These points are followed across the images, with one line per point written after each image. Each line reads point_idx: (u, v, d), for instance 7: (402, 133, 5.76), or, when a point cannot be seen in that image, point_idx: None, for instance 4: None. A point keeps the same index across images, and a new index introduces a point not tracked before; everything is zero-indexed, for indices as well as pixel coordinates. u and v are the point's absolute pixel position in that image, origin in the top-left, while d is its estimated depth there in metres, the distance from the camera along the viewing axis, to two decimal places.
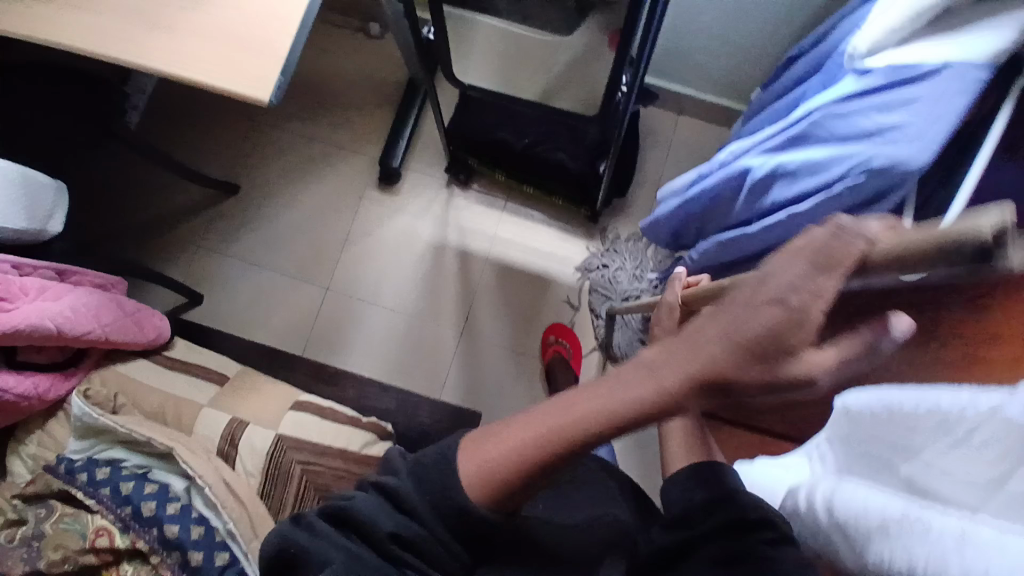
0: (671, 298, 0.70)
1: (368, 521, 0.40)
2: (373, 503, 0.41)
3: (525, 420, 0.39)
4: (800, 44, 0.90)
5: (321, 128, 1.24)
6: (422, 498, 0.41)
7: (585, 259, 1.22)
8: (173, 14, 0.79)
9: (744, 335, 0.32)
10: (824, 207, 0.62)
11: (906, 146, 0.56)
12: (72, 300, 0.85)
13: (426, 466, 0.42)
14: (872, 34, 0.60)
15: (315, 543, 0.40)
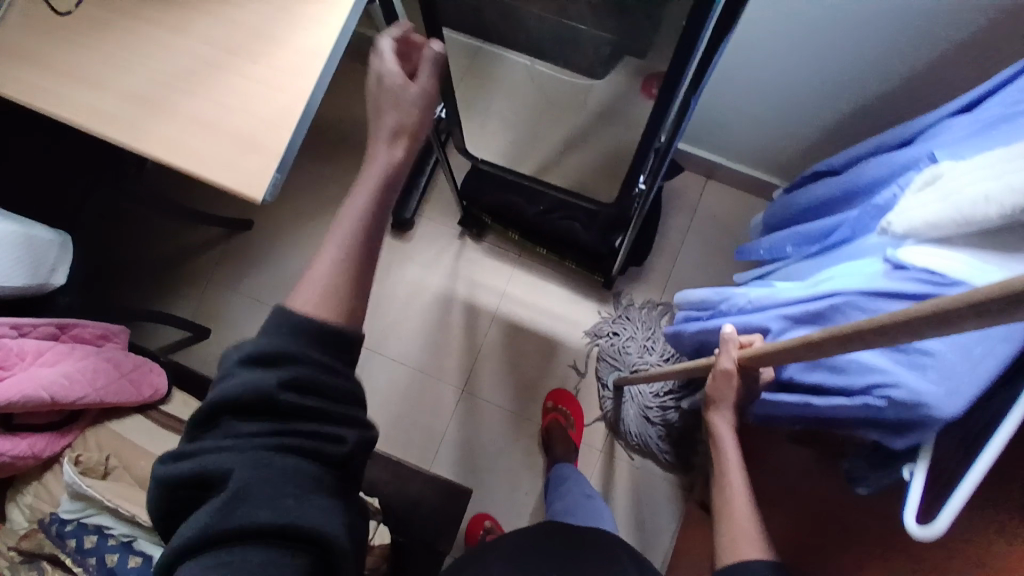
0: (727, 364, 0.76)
1: (251, 394, 0.48)
2: (236, 380, 0.48)
3: (321, 258, 0.55)
4: (845, 160, 0.83)
5: (339, 168, 1.23)
6: (278, 348, 0.49)
7: (595, 324, 1.18)
8: (175, 98, 0.78)
9: (398, 87, 0.61)
10: (849, 413, 0.59)
11: (932, 383, 0.51)
12: (68, 365, 0.87)
13: (267, 336, 0.51)
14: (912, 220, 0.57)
15: (213, 460, 0.47)
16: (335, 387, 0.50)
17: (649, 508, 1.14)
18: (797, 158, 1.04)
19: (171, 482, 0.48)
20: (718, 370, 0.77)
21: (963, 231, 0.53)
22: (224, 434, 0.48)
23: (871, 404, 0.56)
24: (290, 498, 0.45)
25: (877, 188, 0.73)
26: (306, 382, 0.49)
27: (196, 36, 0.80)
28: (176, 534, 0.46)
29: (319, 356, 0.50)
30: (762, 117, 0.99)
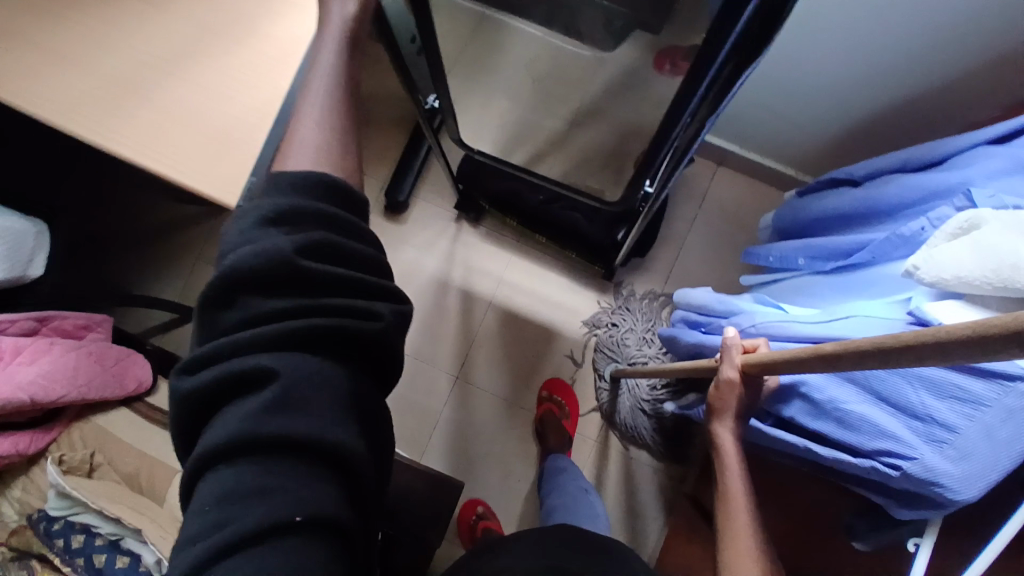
0: (729, 373, 0.68)
1: (265, 256, 0.44)
2: (250, 250, 0.45)
3: (302, 124, 0.57)
4: (868, 171, 0.79)
5: None
6: (290, 209, 0.47)
7: (594, 314, 1.15)
8: (141, 88, 0.70)
9: None
10: (854, 469, 0.56)
11: (953, 465, 0.48)
12: (48, 362, 0.85)
13: (272, 201, 0.48)
14: (939, 271, 0.53)
15: (238, 358, 0.43)
16: (352, 248, 0.49)
17: (644, 499, 1.13)
18: (813, 151, 0.98)
19: (189, 387, 0.43)
20: (721, 379, 0.69)
21: (994, 289, 0.50)
22: (243, 319, 0.45)
23: (879, 469, 0.52)
24: (328, 384, 0.44)
25: (899, 213, 0.69)
26: (324, 248, 0.47)
27: (167, 21, 0.73)
28: (207, 438, 0.42)
29: (330, 220, 0.48)
30: (779, 108, 0.93)
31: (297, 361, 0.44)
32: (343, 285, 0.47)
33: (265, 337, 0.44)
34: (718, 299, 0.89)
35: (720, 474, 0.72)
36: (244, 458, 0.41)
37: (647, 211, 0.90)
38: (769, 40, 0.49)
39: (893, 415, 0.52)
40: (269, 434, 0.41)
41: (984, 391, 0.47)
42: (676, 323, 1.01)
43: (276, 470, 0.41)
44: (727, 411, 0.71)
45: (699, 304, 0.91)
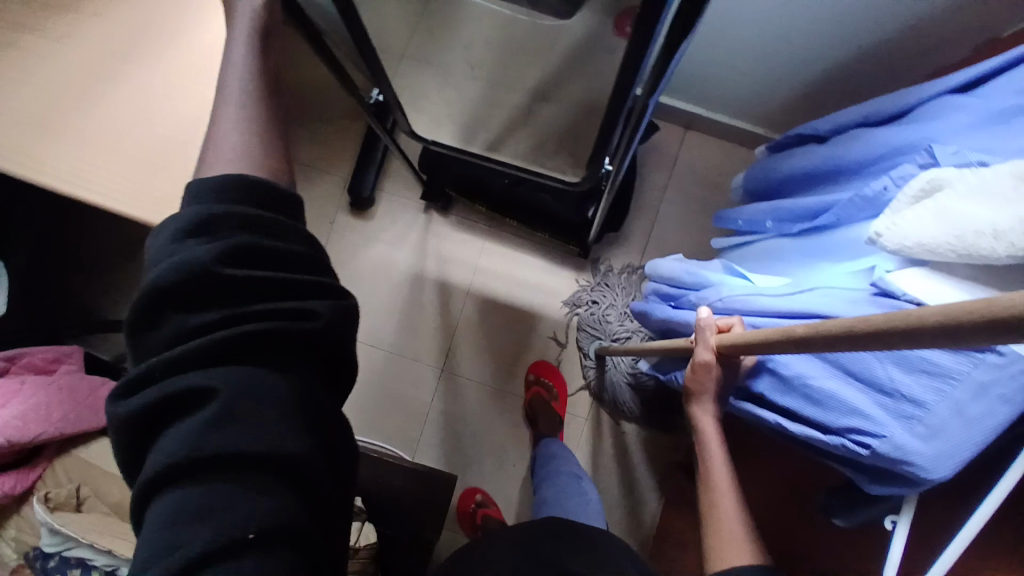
0: (705, 355, 0.67)
1: (188, 266, 0.39)
2: (173, 262, 0.39)
3: (223, 126, 0.50)
4: (835, 126, 0.75)
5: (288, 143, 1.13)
6: (214, 215, 0.41)
7: (574, 293, 1.13)
8: (66, 115, 0.68)
9: None
10: (829, 446, 0.55)
11: (923, 443, 0.46)
12: (20, 404, 0.84)
13: (195, 206, 0.42)
14: (905, 235, 0.50)
15: (172, 377, 0.38)
16: (288, 249, 0.43)
17: (640, 473, 1.13)
18: (779, 107, 0.95)
19: (125, 411, 0.38)
20: (695, 362, 0.68)
21: (959, 257, 0.47)
22: (174, 335, 0.39)
23: (850, 447, 0.51)
24: (277, 392, 0.39)
25: (863, 172, 0.66)
26: (253, 250, 0.41)
27: (89, 43, 0.70)
28: (148, 464, 0.37)
29: (262, 223, 0.42)
30: (742, 67, 0.89)
31: (237, 374, 0.39)
32: (281, 288, 0.42)
33: (199, 349, 0.39)
34: (687, 270, 0.87)
35: (702, 455, 0.71)
36: (186, 484, 0.36)
37: (609, 189, 0.87)
38: (699, 13, 0.46)
39: (864, 392, 0.51)
40: (211, 454, 0.37)
41: (953, 364, 0.45)
42: (648, 296, 0.99)
43: (223, 491, 0.36)
44: (704, 394, 0.70)
45: (669, 276, 0.90)
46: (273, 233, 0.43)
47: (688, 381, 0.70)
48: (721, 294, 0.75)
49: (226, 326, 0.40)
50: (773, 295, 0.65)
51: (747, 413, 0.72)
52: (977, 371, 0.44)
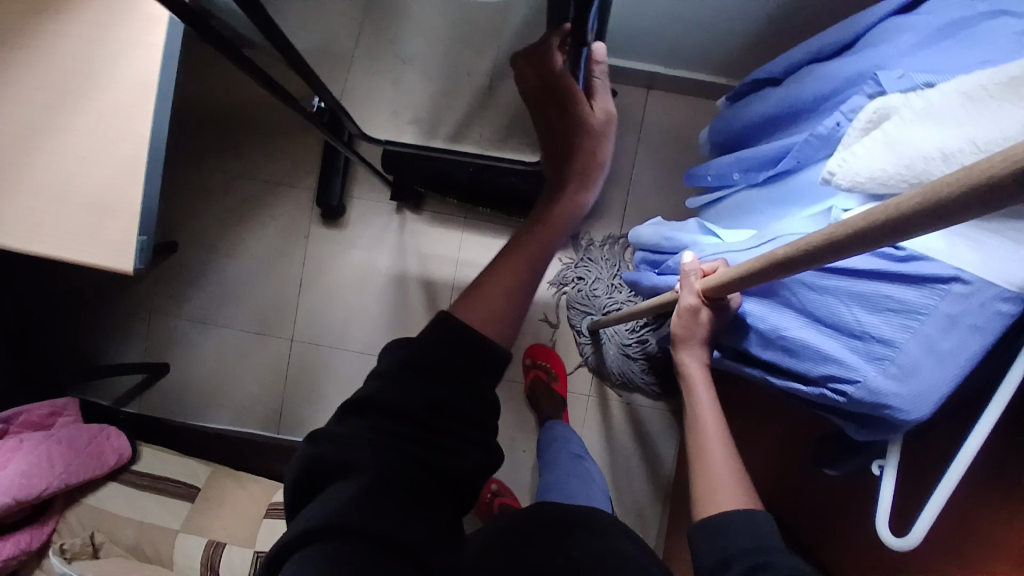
0: (689, 300, 0.66)
1: (390, 395, 0.41)
2: (384, 380, 0.42)
3: (500, 283, 0.48)
4: (788, 65, 0.72)
5: (251, 162, 1.12)
6: (403, 360, 0.43)
7: (559, 272, 1.12)
8: (11, 173, 0.69)
9: None
10: (811, 397, 0.53)
11: (898, 384, 0.44)
12: (21, 461, 0.84)
13: (438, 329, 0.45)
14: (859, 171, 0.48)
15: (344, 457, 0.40)
16: (444, 420, 0.42)
17: (650, 442, 1.12)
18: (738, 55, 0.92)
19: (299, 466, 0.41)
20: (681, 307, 0.67)
21: (910, 186, 0.45)
22: (352, 427, 0.41)
23: (829, 395, 0.50)
24: (418, 501, 0.40)
25: (818, 108, 0.63)
26: (419, 398, 0.41)
27: (16, 93, 0.68)
28: (296, 523, 0.38)
29: (453, 359, 0.43)
30: (691, 19, 0.86)
31: (398, 472, 0.39)
32: (461, 424, 0.42)
33: (379, 445, 0.40)
34: (666, 236, 0.85)
35: (691, 402, 0.72)
36: (315, 551, 0.36)
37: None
38: None
39: (840, 337, 0.49)
40: (348, 537, 0.37)
41: (919, 299, 0.43)
42: (638, 264, 0.97)
43: (351, 570, 0.35)
44: (694, 339, 0.69)
45: (651, 242, 0.89)
46: (479, 365, 0.44)
47: (674, 328, 0.69)
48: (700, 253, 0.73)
49: (394, 431, 0.41)
50: (744, 250, 0.64)
51: (740, 369, 0.70)
52: (943, 300, 0.42)
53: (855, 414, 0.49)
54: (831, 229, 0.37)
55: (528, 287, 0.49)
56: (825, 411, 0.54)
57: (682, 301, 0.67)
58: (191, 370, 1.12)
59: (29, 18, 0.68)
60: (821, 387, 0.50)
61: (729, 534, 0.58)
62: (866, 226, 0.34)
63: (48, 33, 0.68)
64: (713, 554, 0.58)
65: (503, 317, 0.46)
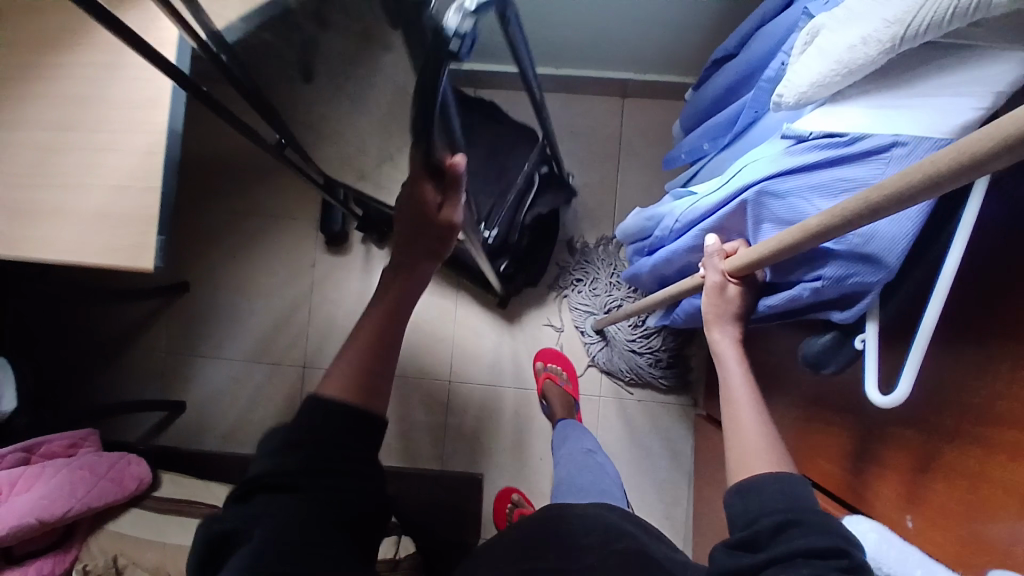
0: (715, 278, 0.66)
1: (272, 471, 0.43)
2: (275, 455, 0.45)
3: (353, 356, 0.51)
4: (732, 41, 0.80)
5: (255, 202, 1.19)
6: (290, 435, 0.45)
7: (558, 276, 1.16)
8: (39, 196, 0.75)
9: None
10: (794, 304, 0.57)
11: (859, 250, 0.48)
12: (45, 485, 0.86)
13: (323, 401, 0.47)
14: (799, 83, 0.53)
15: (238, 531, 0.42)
16: (328, 487, 0.43)
17: (666, 432, 1.15)
18: (700, 49, 0.98)
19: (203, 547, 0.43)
20: (708, 285, 0.68)
21: (843, 79, 0.50)
22: (248, 501, 0.44)
23: (809, 290, 0.53)
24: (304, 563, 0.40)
25: (763, 60, 0.70)
26: (303, 471, 0.43)
27: (35, 124, 0.75)
28: None
29: (338, 439, 0.45)
30: (652, 20, 0.93)
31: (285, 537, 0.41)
32: (344, 484, 0.44)
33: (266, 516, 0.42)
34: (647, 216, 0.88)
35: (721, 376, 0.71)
36: None
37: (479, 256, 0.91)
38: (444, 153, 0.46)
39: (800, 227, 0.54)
40: None
41: (869, 173, 0.49)
42: (633, 258, 0.98)
43: None
44: (723, 315, 0.70)
45: (633, 229, 0.91)
46: (357, 434, 0.46)
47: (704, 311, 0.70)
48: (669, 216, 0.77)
49: (282, 497, 0.43)
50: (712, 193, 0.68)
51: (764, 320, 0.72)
52: (886, 163, 0.47)
53: (831, 298, 0.53)
54: (868, 193, 0.37)
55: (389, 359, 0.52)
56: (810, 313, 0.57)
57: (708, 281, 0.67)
58: (207, 404, 1.15)
59: (49, 57, 0.75)
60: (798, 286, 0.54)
61: (759, 498, 0.58)
62: (900, 186, 0.35)
63: (65, 67, 0.75)
64: (745, 515, 0.58)
65: (376, 389, 0.49)
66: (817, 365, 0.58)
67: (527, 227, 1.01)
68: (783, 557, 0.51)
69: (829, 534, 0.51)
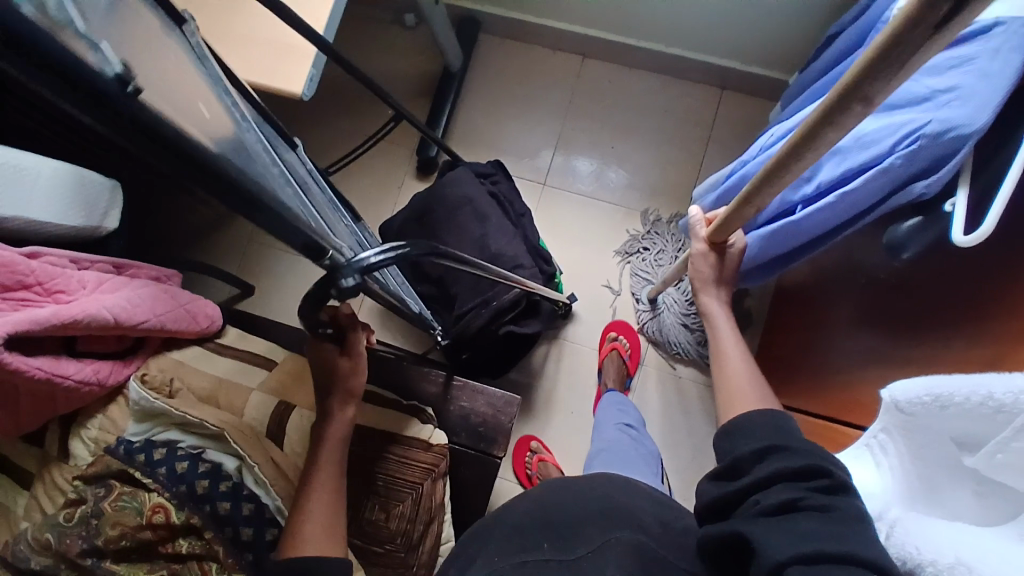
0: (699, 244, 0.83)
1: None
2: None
3: (318, 512, 0.73)
4: (840, 22, 0.88)
5: (363, 124, 1.31)
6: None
7: (626, 242, 1.21)
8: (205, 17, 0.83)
9: None
10: (868, 192, 0.62)
11: (960, 109, 0.55)
12: (128, 292, 0.90)
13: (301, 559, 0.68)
14: None
15: None
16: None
17: (695, 413, 1.16)
18: (806, 47, 1.05)
19: None
20: (696, 254, 0.83)
21: None
22: None
23: (894, 164, 0.59)
24: None
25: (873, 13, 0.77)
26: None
27: None
28: None
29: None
30: (767, 15, 1.00)
31: None
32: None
33: None
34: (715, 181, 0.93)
35: (710, 330, 0.81)
36: None
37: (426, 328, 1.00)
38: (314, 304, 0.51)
39: (902, 107, 0.60)
40: None
41: (972, 50, 0.55)
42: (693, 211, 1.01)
43: None
44: (706, 280, 0.83)
45: (702, 190, 0.96)
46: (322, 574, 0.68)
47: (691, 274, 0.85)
48: (751, 150, 0.82)
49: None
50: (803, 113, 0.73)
51: (802, 249, 0.79)
52: (989, 39, 0.54)
53: (917, 168, 0.60)
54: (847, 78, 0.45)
55: (339, 502, 0.75)
56: (884, 201, 0.64)
57: (696, 249, 0.84)
58: (273, 292, 1.21)
59: None
60: (885, 161, 0.60)
61: (743, 431, 0.64)
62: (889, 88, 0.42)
63: None
64: (729, 451, 0.64)
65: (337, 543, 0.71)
66: (902, 250, 0.67)
67: (491, 346, 1.06)
68: (760, 481, 0.57)
69: (810, 456, 0.57)
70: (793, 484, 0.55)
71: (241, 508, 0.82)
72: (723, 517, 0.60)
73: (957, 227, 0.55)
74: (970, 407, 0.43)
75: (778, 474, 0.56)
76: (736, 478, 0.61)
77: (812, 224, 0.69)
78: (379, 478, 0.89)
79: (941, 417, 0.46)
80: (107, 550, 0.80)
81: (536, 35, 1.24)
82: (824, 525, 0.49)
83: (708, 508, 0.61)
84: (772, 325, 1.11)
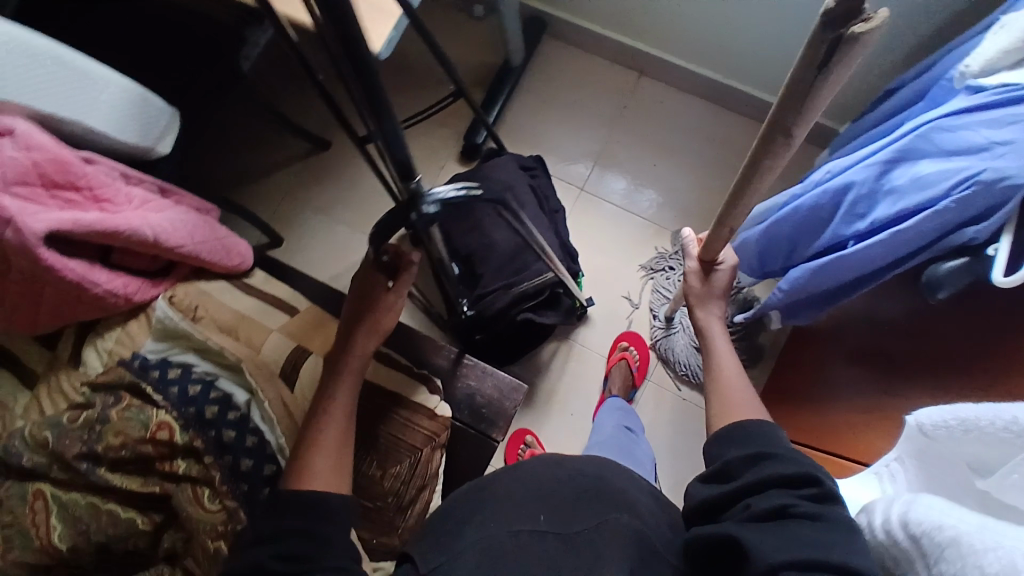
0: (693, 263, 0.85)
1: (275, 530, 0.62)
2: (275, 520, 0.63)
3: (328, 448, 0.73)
4: (901, 77, 0.90)
5: (416, 102, 1.34)
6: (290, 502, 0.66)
7: (653, 259, 1.23)
8: None
9: None
10: (920, 232, 0.66)
11: (1014, 161, 0.58)
12: (171, 215, 0.92)
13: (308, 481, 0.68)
14: (984, 52, 0.62)
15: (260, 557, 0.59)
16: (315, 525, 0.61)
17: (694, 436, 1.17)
18: None
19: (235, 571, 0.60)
20: (692, 271, 0.86)
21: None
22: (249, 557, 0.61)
23: (946, 208, 0.63)
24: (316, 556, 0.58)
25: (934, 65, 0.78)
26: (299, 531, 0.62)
27: None
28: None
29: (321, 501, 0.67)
30: None
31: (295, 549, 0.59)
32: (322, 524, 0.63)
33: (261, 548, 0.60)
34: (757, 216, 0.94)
35: (708, 346, 0.81)
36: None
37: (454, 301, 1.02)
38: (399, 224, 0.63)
39: (957, 156, 0.62)
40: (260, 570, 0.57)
41: None
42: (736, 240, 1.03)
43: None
44: (704, 297, 0.85)
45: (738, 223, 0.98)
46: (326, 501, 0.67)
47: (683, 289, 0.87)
48: (801, 184, 0.82)
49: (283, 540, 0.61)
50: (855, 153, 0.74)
51: (844, 290, 0.82)
52: None
53: (968, 214, 0.63)
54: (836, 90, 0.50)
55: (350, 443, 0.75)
56: (932, 242, 0.67)
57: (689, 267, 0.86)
58: (302, 246, 1.23)
59: None
60: (940, 204, 0.63)
61: (740, 435, 0.64)
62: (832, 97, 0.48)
63: None
64: (721, 453, 0.65)
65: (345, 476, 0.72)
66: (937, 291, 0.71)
67: (506, 329, 1.07)
68: (756, 484, 0.58)
69: (797, 465, 0.58)
70: (785, 491, 0.56)
71: (245, 440, 0.83)
72: (714, 517, 0.61)
73: (999, 270, 0.61)
74: (988, 430, 0.46)
75: (770, 480, 0.58)
76: (727, 481, 0.62)
77: (860, 259, 0.73)
78: (384, 436, 0.90)
79: (960, 440, 0.48)
80: (104, 457, 0.81)
81: (600, 46, 1.28)
82: (814, 533, 0.51)
83: (698, 509, 0.62)
84: (785, 362, 1.13)
